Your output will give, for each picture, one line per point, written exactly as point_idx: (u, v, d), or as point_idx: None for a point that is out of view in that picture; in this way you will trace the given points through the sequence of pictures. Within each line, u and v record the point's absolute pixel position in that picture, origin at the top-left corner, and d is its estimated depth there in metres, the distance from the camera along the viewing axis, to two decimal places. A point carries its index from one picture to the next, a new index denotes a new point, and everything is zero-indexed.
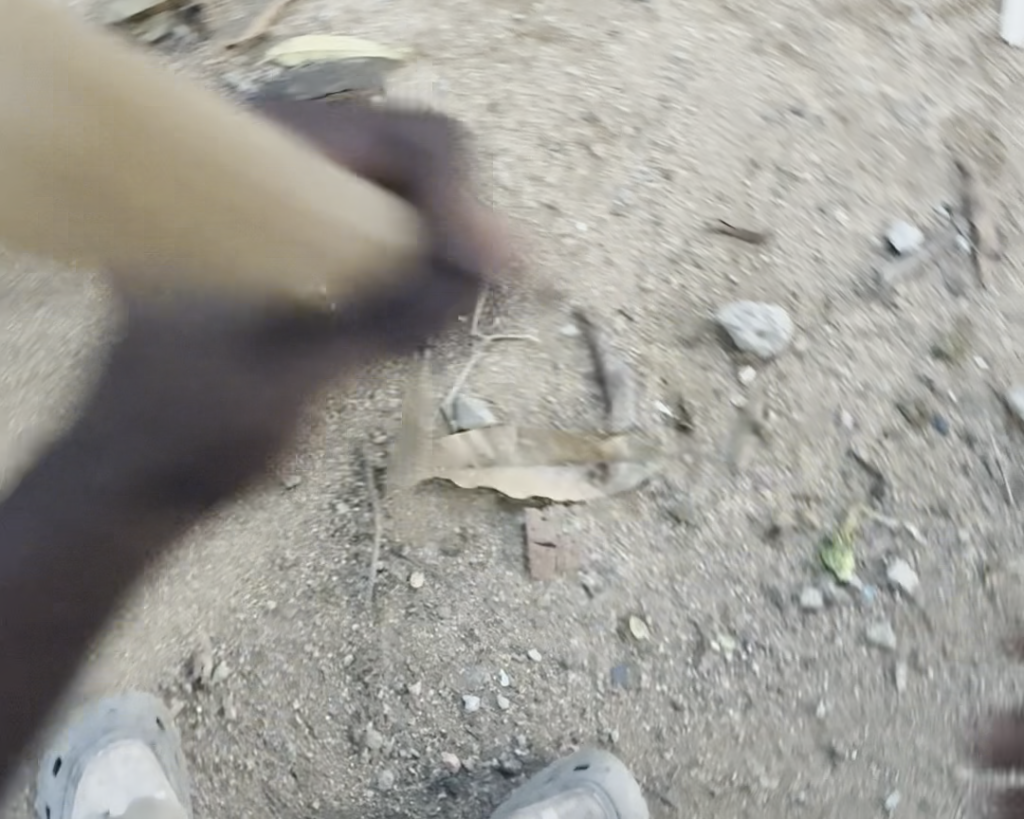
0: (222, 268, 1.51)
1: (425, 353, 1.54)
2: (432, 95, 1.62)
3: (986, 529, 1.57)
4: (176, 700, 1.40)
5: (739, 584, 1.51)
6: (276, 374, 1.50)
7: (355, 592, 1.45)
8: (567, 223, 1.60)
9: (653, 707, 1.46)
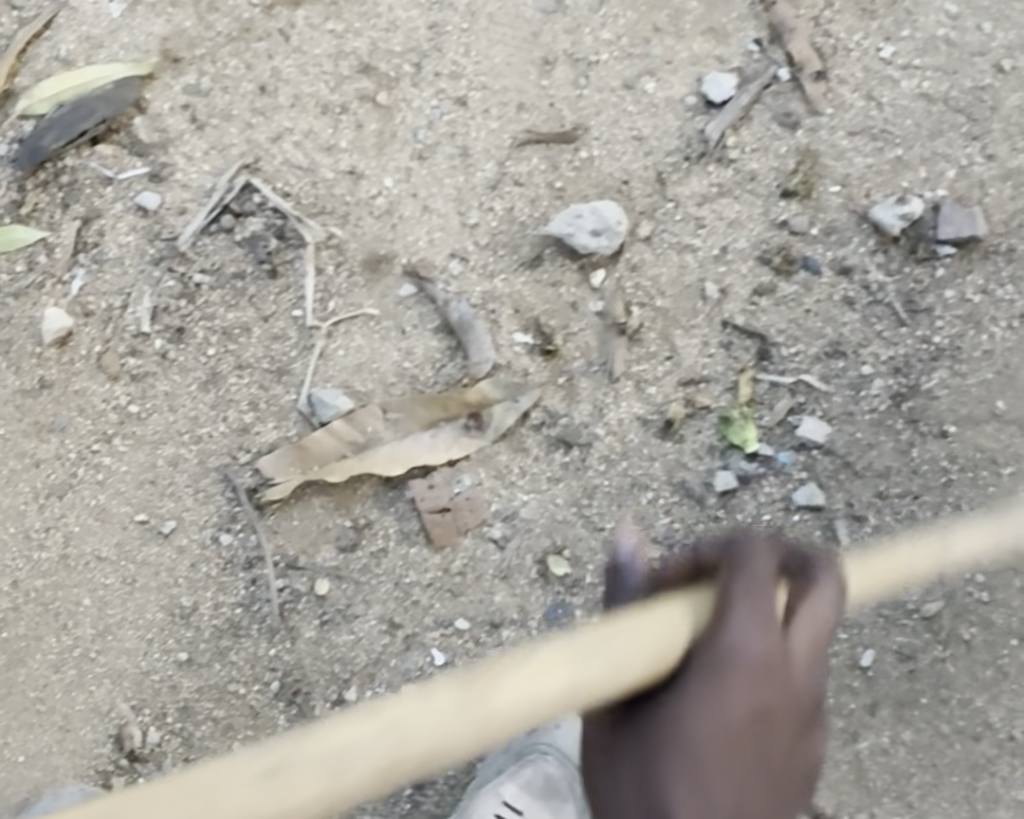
0: (32, 341, 1.45)
1: (266, 356, 1.46)
2: (194, 98, 1.53)
3: (892, 354, 1.48)
4: (118, 779, 1.35)
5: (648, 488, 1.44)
6: (121, 428, 1.43)
7: (264, 618, 1.39)
8: (373, 181, 1.52)
9: None
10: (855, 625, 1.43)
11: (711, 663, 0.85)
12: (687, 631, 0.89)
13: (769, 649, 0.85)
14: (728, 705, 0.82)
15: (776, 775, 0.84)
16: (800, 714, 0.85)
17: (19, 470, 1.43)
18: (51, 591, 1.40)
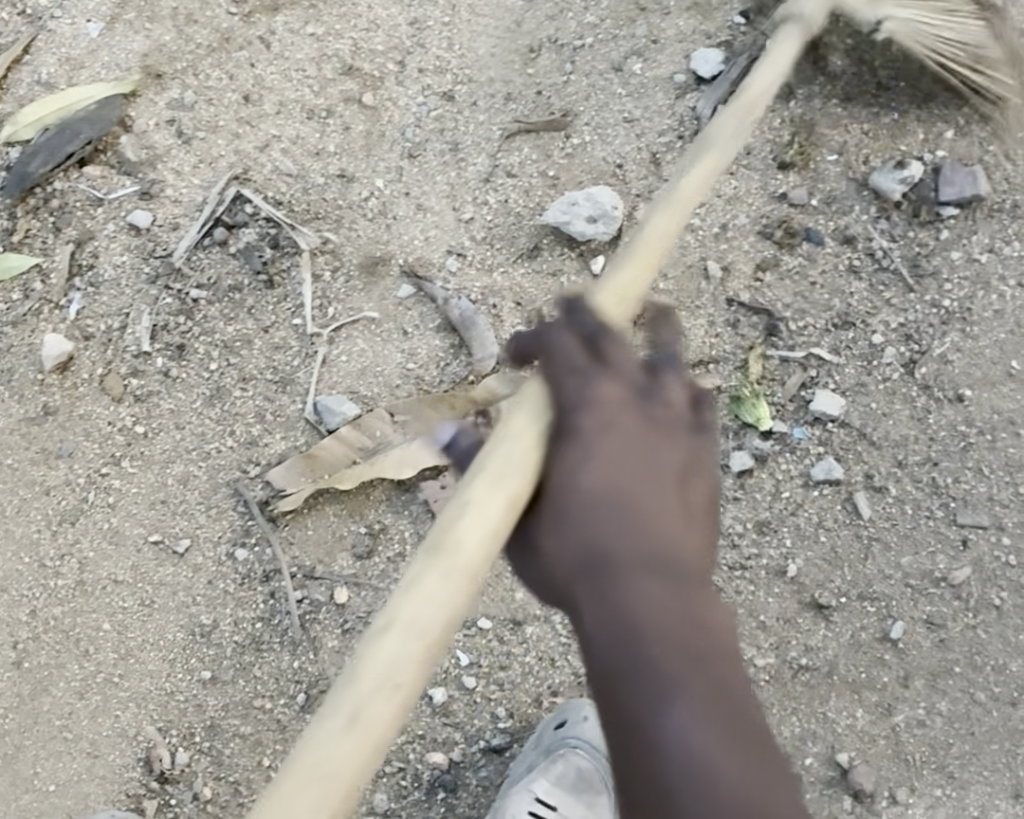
0: (33, 368, 1.44)
1: (269, 367, 1.45)
2: (179, 112, 1.52)
3: (901, 319, 1.48)
4: (149, 802, 1.32)
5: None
6: (129, 449, 1.42)
7: (285, 631, 1.37)
8: (364, 182, 1.50)
9: None
10: (883, 598, 1.41)
11: (569, 421, 0.84)
12: (549, 417, 0.87)
13: (610, 385, 0.84)
14: (600, 444, 0.82)
15: (683, 480, 0.83)
16: (675, 416, 0.85)
17: (30, 498, 1.41)
18: (70, 619, 1.38)
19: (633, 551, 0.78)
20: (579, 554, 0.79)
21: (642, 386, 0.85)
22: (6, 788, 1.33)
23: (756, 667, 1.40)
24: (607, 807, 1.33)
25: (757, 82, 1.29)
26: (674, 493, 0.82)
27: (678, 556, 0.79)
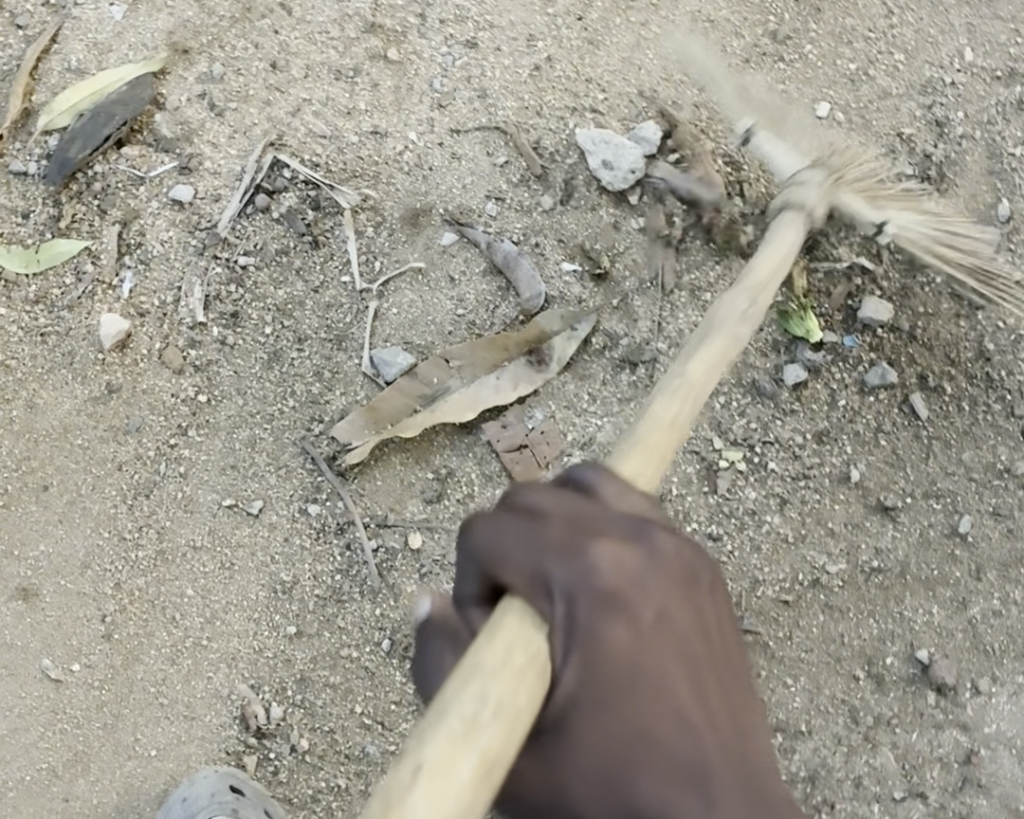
0: (93, 349, 1.46)
1: (324, 326, 1.47)
2: (209, 85, 1.54)
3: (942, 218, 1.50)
4: (249, 757, 1.37)
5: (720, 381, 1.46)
6: (194, 418, 1.45)
7: (364, 580, 1.40)
8: (398, 136, 1.52)
9: None
10: (948, 493, 1.44)
11: (578, 637, 0.78)
12: (529, 634, 0.79)
13: (618, 573, 0.78)
14: (633, 661, 0.77)
15: (709, 658, 0.81)
16: (687, 586, 0.82)
17: (102, 474, 1.43)
18: (154, 588, 1.41)
19: (694, 775, 0.76)
20: (649, 800, 0.75)
21: (652, 563, 0.80)
22: (111, 756, 1.37)
23: (829, 574, 1.42)
24: None
25: (761, 263, 1.25)
26: (710, 681, 0.80)
27: (731, 761, 0.78)
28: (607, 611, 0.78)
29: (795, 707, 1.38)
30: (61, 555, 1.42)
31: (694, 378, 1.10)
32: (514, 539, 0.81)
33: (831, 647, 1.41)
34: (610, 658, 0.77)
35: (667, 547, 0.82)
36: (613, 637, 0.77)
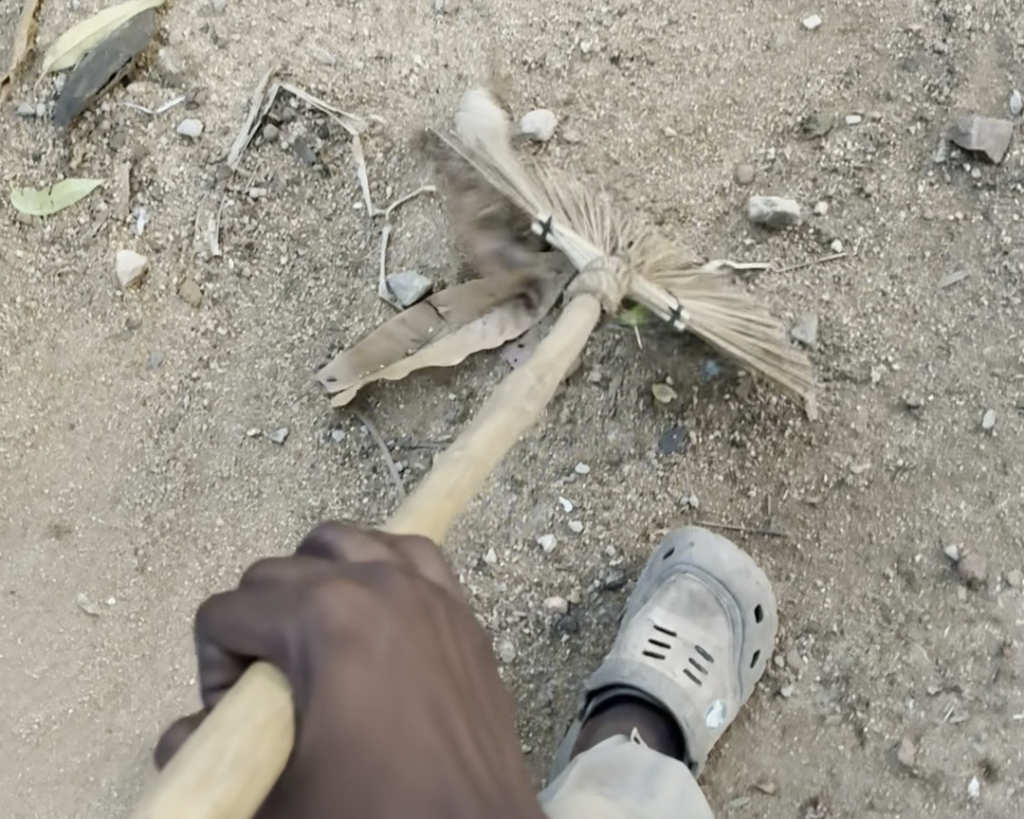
0: (111, 287, 1.47)
1: (339, 253, 1.47)
2: (211, 19, 1.54)
3: (940, 112, 1.48)
4: None
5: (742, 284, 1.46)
6: (215, 351, 1.46)
7: (392, 501, 1.41)
8: (402, 60, 1.52)
9: (716, 456, 1.44)
10: (971, 389, 1.42)
11: (316, 683, 0.67)
12: (274, 694, 0.68)
13: (350, 612, 0.68)
14: (360, 701, 0.66)
15: (458, 686, 0.71)
16: (426, 620, 0.71)
17: (127, 411, 1.45)
18: (184, 519, 1.42)
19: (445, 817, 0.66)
20: None
21: (387, 603, 0.70)
22: (151, 686, 1.39)
23: (854, 474, 1.42)
24: (724, 624, 1.40)
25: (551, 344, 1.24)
26: (457, 710, 0.70)
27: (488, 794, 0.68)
28: (336, 664, 0.67)
29: (825, 608, 1.40)
30: (91, 492, 1.43)
31: (476, 450, 1.09)
32: (248, 616, 0.70)
33: (859, 547, 1.41)
34: (338, 716, 0.66)
35: (404, 586, 0.71)
36: (343, 691, 0.66)
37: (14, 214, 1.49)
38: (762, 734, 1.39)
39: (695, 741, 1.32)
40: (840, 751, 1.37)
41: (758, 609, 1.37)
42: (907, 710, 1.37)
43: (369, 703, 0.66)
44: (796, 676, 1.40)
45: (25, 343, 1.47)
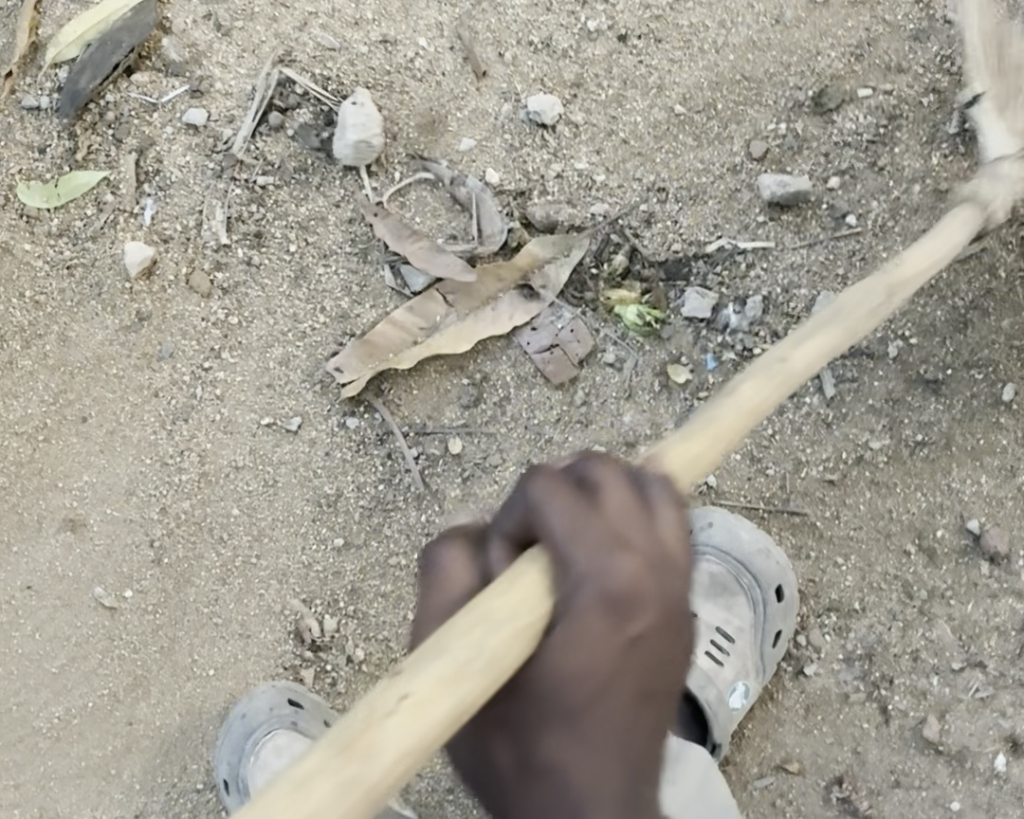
0: (120, 278, 1.46)
1: (348, 239, 1.46)
2: (213, 6, 1.53)
3: (953, 82, 1.46)
4: (307, 671, 1.38)
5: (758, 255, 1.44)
6: (226, 340, 1.44)
7: (409, 487, 1.40)
8: (408, 45, 1.51)
9: None
10: (988, 363, 1.41)
11: (574, 620, 0.67)
12: (540, 596, 0.68)
13: (636, 586, 0.67)
14: (598, 661, 0.67)
15: (665, 688, 0.71)
16: (676, 627, 0.70)
17: (139, 403, 1.44)
18: (199, 510, 1.41)
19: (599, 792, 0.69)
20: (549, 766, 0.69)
21: (661, 594, 0.68)
22: (172, 678, 1.38)
23: (873, 450, 1.40)
24: (745, 605, 1.39)
25: (917, 256, 1.17)
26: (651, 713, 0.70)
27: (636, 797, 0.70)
28: (597, 615, 0.67)
29: (846, 586, 1.39)
30: (105, 486, 1.42)
31: (798, 362, 1.01)
32: (559, 518, 0.68)
33: (879, 523, 1.40)
34: (575, 663, 0.67)
35: (679, 590, 0.69)
36: (590, 645, 0.67)
37: (20, 207, 1.48)
38: (785, 714, 1.38)
39: (718, 722, 1.31)
40: (865, 730, 1.36)
41: (779, 590, 1.35)
42: (932, 686, 1.36)
43: (599, 668, 0.67)
44: (819, 655, 1.39)
45: (34, 337, 1.45)
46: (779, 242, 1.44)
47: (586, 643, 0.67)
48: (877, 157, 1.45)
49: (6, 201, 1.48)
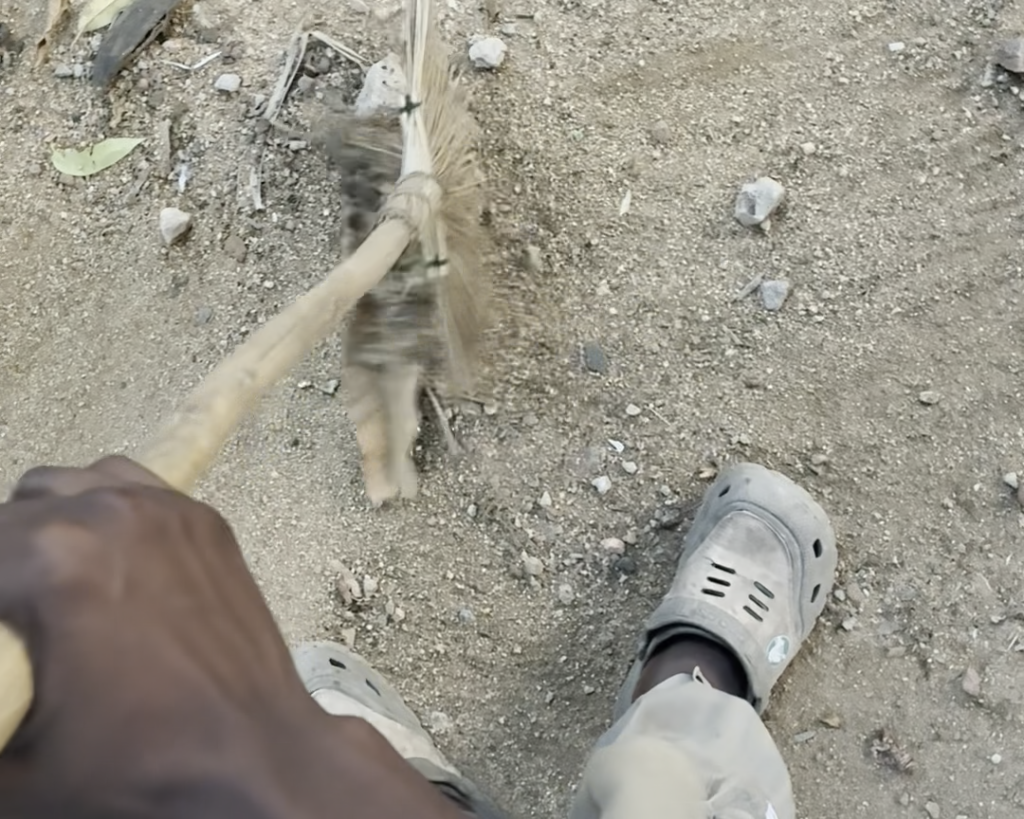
0: (156, 244, 1.46)
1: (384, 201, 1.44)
2: None
3: (985, 36, 1.48)
4: (348, 631, 1.40)
5: (789, 210, 1.45)
6: (265, 304, 1.44)
7: (445, 449, 1.44)
8: (438, 7, 1.51)
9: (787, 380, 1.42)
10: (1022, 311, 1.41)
11: (43, 637, 0.51)
12: (2, 660, 0.51)
13: (71, 546, 0.53)
14: (105, 652, 0.51)
15: (217, 596, 0.57)
16: (165, 543, 0.57)
17: (178, 368, 1.43)
18: (238, 473, 1.43)
19: (238, 745, 0.52)
20: (161, 774, 0.50)
21: (112, 536, 0.55)
22: None
23: (909, 404, 1.40)
24: (783, 559, 1.39)
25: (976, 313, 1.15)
26: (225, 624, 0.56)
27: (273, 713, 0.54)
28: (77, 599, 0.52)
29: (884, 540, 1.39)
30: (145, 450, 1.41)
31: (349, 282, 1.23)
32: None
33: (917, 476, 1.39)
34: (94, 660, 0.51)
35: (142, 512, 0.57)
36: (90, 632, 0.51)
37: (57, 176, 1.49)
38: (825, 669, 1.38)
39: (757, 677, 1.31)
40: (906, 683, 1.35)
41: (817, 543, 1.36)
42: (971, 639, 1.36)
43: (105, 661, 0.51)
44: (858, 609, 1.38)
45: (73, 305, 1.47)
46: (809, 197, 1.45)
47: (96, 625, 0.52)
48: (894, 120, 1.46)
49: (43, 170, 1.50)
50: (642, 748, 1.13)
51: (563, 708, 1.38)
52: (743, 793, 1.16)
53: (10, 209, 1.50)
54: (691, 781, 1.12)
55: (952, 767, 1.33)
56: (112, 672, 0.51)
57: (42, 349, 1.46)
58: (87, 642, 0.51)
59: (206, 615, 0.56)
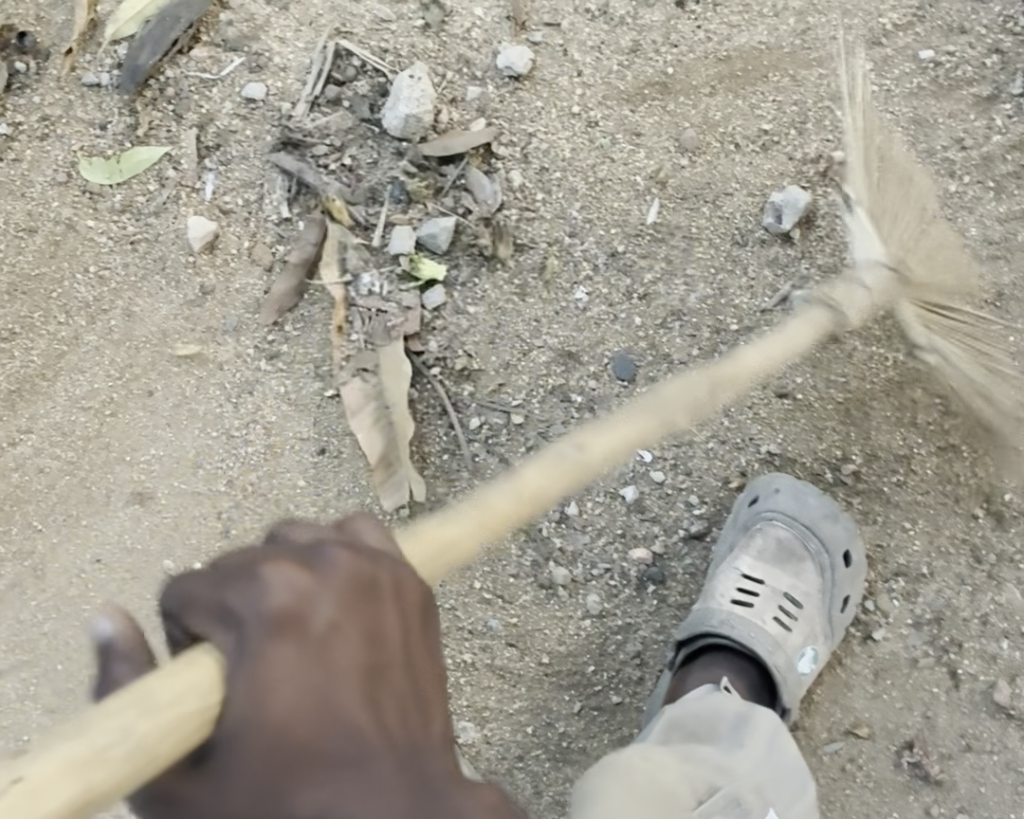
0: (184, 252, 1.47)
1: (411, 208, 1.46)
2: None
3: (1015, 43, 1.48)
4: None
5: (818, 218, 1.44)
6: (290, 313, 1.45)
7: (472, 455, 1.40)
8: (465, 14, 1.52)
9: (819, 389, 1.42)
10: None
11: (250, 661, 0.60)
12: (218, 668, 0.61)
13: (296, 593, 0.61)
14: (297, 685, 0.60)
15: (403, 663, 0.65)
16: (371, 601, 0.65)
17: (205, 376, 1.44)
18: (266, 482, 1.41)
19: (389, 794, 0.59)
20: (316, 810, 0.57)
21: (326, 586, 0.63)
22: None
23: (939, 414, 1.40)
24: (812, 570, 1.38)
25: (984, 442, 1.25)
26: (396, 686, 0.64)
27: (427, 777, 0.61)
28: (284, 636, 0.60)
29: (914, 551, 1.38)
30: (174, 459, 1.42)
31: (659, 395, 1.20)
32: (197, 590, 0.63)
33: (947, 486, 1.39)
34: (285, 690, 0.59)
35: (362, 568, 0.66)
36: (285, 665, 0.60)
37: (83, 184, 1.49)
38: (855, 679, 1.36)
39: (787, 686, 1.29)
40: (935, 694, 1.34)
41: (847, 554, 1.36)
42: (1002, 651, 1.35)
43: (290, 693, 0.59)
44: (887, 620, 1.37)
45: (99, 313, 1.46)
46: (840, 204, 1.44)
47: (296, 659, 0.60)
48: (925, 128, 1.46)
49: (69, 178, 1.49)
50: (627, 761, 1.13)
51: (592, 718, 1.37)
52: (737, 803, 1.15)
53: (34, 216, 1.49)
54: (677, 794, 1.12)
55: (983, 779, 1.32)
56: (292, 703, 0.59)
57: (68, 356, 1.45)
58: (278, 674, 0.60)
59: (386, 677, 0.63)
